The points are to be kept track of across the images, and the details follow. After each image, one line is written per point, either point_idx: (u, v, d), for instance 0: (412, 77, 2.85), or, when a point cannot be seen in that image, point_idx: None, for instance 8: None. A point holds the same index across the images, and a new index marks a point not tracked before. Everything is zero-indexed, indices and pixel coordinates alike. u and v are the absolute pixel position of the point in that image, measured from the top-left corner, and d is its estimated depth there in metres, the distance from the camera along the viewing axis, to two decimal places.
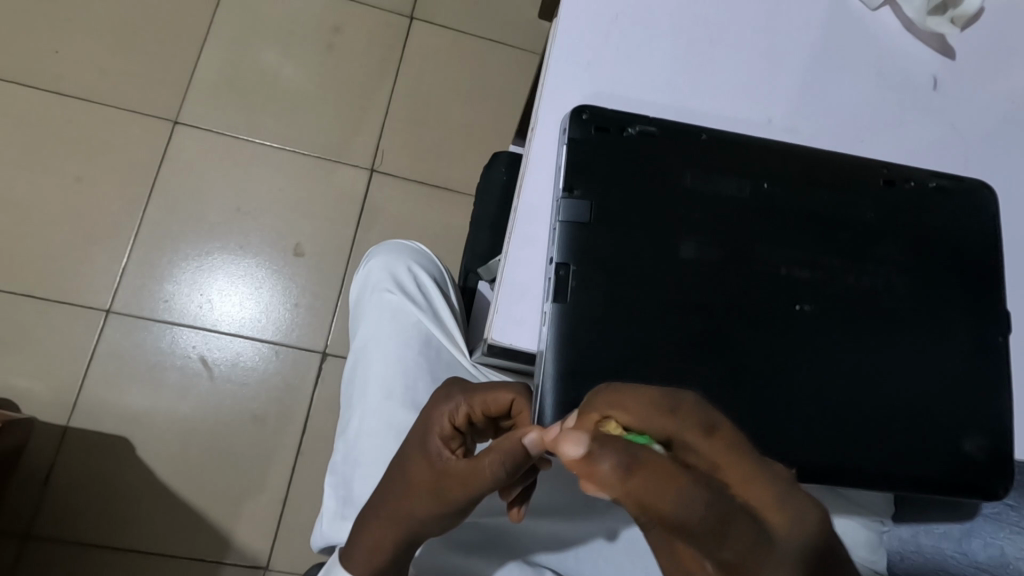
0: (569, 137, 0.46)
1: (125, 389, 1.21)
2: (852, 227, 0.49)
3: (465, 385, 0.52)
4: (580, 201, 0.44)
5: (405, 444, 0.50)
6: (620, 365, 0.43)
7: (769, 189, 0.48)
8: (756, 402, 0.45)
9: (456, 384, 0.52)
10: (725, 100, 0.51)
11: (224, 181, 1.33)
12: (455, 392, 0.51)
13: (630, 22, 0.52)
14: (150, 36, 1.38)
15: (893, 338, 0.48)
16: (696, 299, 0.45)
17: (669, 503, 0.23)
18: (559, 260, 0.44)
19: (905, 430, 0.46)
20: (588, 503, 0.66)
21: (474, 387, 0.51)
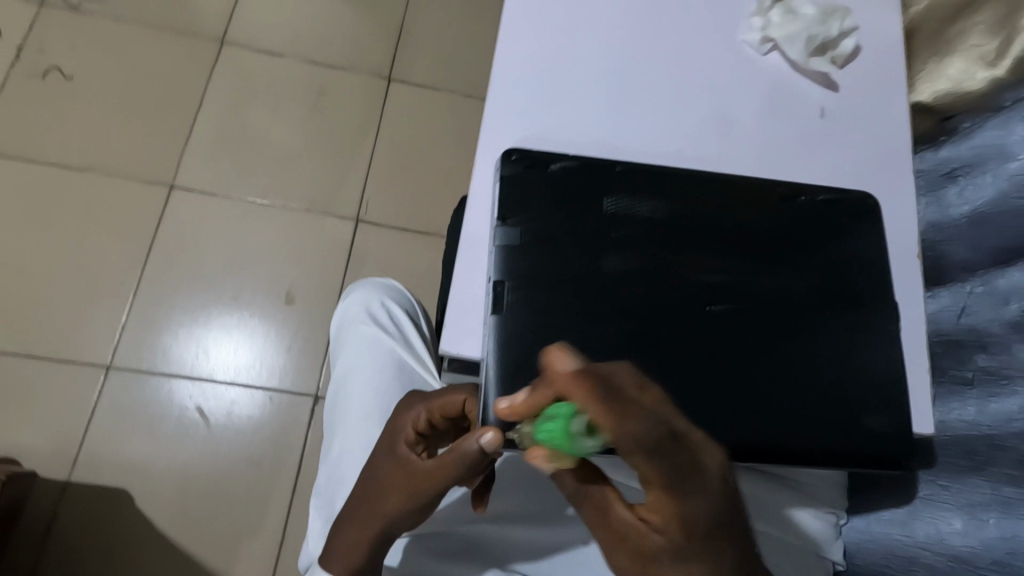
0: (501, 174, 0.54)
1: (125, 442, 1.26)
2: (754, 237, 0.56)
3: (425, 397, 0.57)
4: (513, 228, 0.52)
5: (374, 453, 0.57)
6: None
7: (678, 209, 0.55)
8: (676, 392, 0.51)
9: (417, 397, 0.58)
10: (640, 138, 0.59)
11: (218, 238, 1.42)
12: (417, 405, 0.56)
13: (552, 77, 0.60)
14: (147, 109, 1.50)
15: (796, 330, 0.54)
16: (619, 305, 0.52)
17: (627, 419, 0.35)
18: (496, 279, 0.51)
19: (819, 411, 0.53)
20: (558, 512, 0.69)
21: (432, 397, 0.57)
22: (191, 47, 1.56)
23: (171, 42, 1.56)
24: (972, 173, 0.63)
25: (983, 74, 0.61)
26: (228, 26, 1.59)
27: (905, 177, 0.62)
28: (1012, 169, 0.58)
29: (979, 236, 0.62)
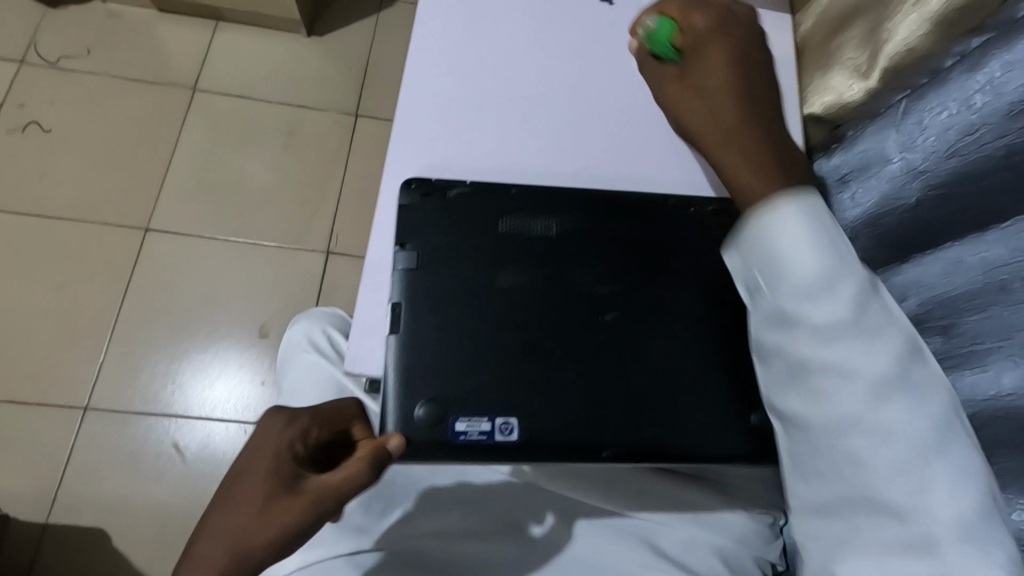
0: (401, 203, 0.57)
1: (103, 480, 1.29)
2: (646, 247, 0.59)
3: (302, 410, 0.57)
4: (412, 252, 0.55)
5: (250, 476, 0.52)
6: (449, 378, 0.52)
7: (570, 224, 0.59)
8: (571, 399, 0.53)
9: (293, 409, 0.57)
10: (538, 160, 0.62)
11: (192, 276, 1.47)
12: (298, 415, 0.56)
13: (455, 105, 0.63)
14: (123, 157, 1.56)
15: (690, 333, 0.57)
16: (513, 319, 0.55)
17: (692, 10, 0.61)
18: (395, 301, 0.54)
19: (713, 411, 0.55)
20: (516, 525, 0.67)
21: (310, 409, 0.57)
22: (165, 96, 1.63)
23: (146, 91, 1.63)
24: (860, 179, 0.65)
25: (859, 86, 0.65)
26: (199, 73, 1.66)
27: None
28: (892, 172, 0.62)
29: (873, 237, 0.65)
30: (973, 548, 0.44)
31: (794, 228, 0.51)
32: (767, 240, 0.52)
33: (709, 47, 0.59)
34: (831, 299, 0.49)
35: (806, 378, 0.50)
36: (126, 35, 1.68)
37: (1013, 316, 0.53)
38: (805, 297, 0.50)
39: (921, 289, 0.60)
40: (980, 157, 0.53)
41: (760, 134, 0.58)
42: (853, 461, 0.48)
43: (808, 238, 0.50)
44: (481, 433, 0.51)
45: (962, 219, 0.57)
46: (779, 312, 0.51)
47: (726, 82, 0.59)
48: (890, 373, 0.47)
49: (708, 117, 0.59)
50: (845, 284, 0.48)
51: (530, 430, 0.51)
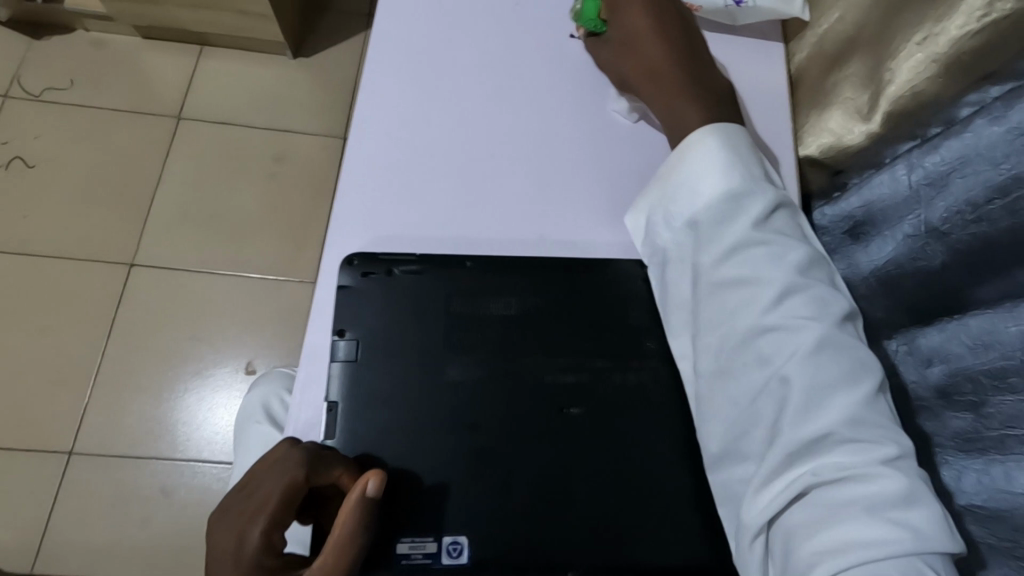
0: (340, 285, 0.51)
1: (88, 528, 1.25)
2: (617, 327, 0.53)
3: (246, 509, 0.44)
4: (352, 342, 0.50)
5: None
6: (395, 490, 0.46)
7: (535, 303, 0.53)
8: (534, 509, 0.47)
9: (236, 514, 0.45)
10: (498, 226, 0.57)
11: (177, 312, 1.42)
12: (246, 524, 0.44)
13: (407, 165, 0.58)
14: (107, 189, 1.52)
15: (664, 427, 0.50)
16: (470, 418, 0.49)
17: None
18: (332, 400, 0.48)
19: (694, 518, 0.48)
20: None
21: (254, 505, 0.44)
22: (149, 124, 1.59)
23: (129, 120, 1.59)
24: (874, 231, 0.58)
25: (860, 129, 0.58)
26: (183, 100, 1.61)
27: None
28: (906, 230, 0.55)
29: (887, 296, 0.58)
30: (867, 441, 0.43)
31: (709, 152, 0.53)
32: (689, 164, 0.53)
33: (631, 5, 0.59)
34: (744, 211, 0.51)
35: (721, 285, 0.49)
36: (110, 64, 1.63)
37: None
38: (722, 213, 0.51)
39: (947, 359, 0.52)
40: (1010, 225, 0.46)
41: (693, 78, 0.57)
42: (766, 369, 0.46)
43: (725, 159, 0.53)
44: (426, 555, 0.45)
45: (991, 289, 0.49)
46: (698, 231, 0.52)
47: (655, 33, 0.58)
48: (796, 275, 0.48)
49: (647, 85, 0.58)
50: (758, 199, 0.51)
51: (481, 548, 0.45)
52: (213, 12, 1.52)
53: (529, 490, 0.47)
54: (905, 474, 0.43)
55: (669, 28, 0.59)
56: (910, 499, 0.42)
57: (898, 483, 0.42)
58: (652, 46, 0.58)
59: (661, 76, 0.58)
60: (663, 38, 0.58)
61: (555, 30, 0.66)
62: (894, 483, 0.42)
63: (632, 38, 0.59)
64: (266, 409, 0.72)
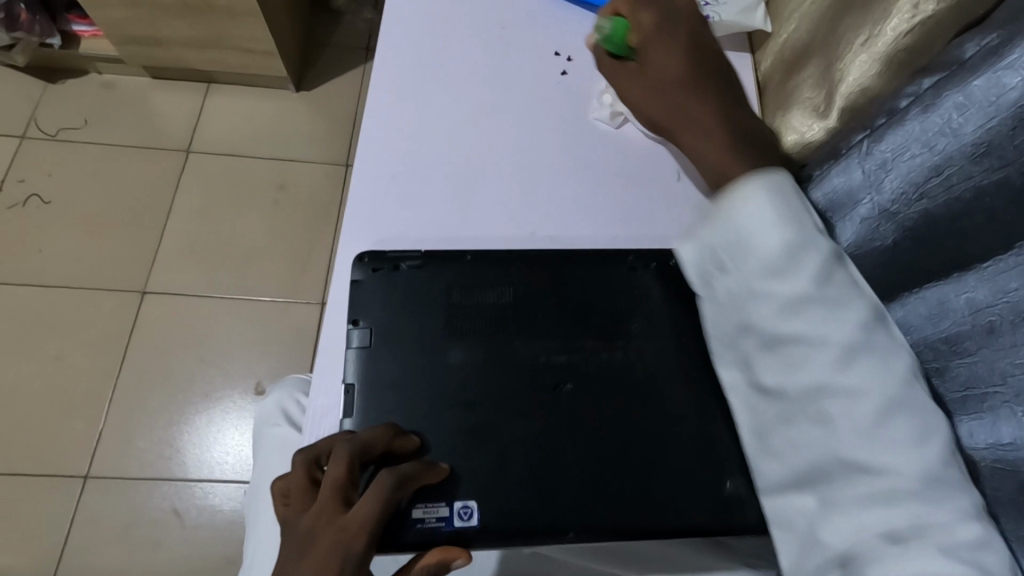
0: (354, 279, 0.57)
1: (103, 551, 1.28)
2: (602, 310, 0.57)
3: (338, 527, 0.43)
4: (365, 328, 0.55)
5: None
6: None
7: (525, 292, 0.57)
8: (529, 478, 0.51)
9: (324, 536, 0.43)
10: (497, 224, 0.62)
11: (189, 335, 1.47)
12: (345, 543, 0.43)
13: (410, 174, 0.64)
14: (120, 221, 1.58)
15: (649, 398, 0.54)
16: (470, 397, 0.53)
17: (640, 9, 0.62)
18: (348, 381, 0.53)
19: (678, 478, 0.51)
20: None
21: (349, 522, 0.43)
22: (160, 158, 1.66)
23: (140, 156, 1.66)
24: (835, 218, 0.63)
25: (818, 125, 0.64)
26: (191, 135, 1.69)
27: None
28: (863, 212, 0.59)
29: None
30: (940, 497, 0.41)
31: (754, 195, 0.46)
32: (736, 219, 0.46)
33: (660, 34, 0.60)
34: (801, 262, 0.44)
35: (778, 344, 0.45)
36: (121, 104, 1.72)
37: (1000, 363, 0.49)
38: (776, 263, 0.45)
39: (909, 329, 0.56)
40: (948, 200, 0.51)
41: (719, 107, 0.58)
42: (829, 429, 0.44)
43: (778, 211, 0.45)
44: (440, 518, 0.49)
45: (939, 262, 0.54)
46: (744, 286, 0.46)
47: (683, 62, 0.59)
48: (858, 332, 0.44)
49: (675, 110, 0.58)
50: (814, 248, 0.44)
51: (490, 514, 0.49)
52: (219, 51, 1.61)
53: (528, 465, 0.51)
54: (975, 519, 0.41)
55: (698, 56, 0.60)
56: (982, 545, 0.40)
57: (972, 532, 0.40)
58: (679, 74, 0.59)
59: (689, 106, 0.58)
60: (691, 68, 0.59)
61: (538, 50, 0.72)
62: (968, 532, 0.40)
63: (660, 65, 0.59)
64: (282, 410, 0.76)
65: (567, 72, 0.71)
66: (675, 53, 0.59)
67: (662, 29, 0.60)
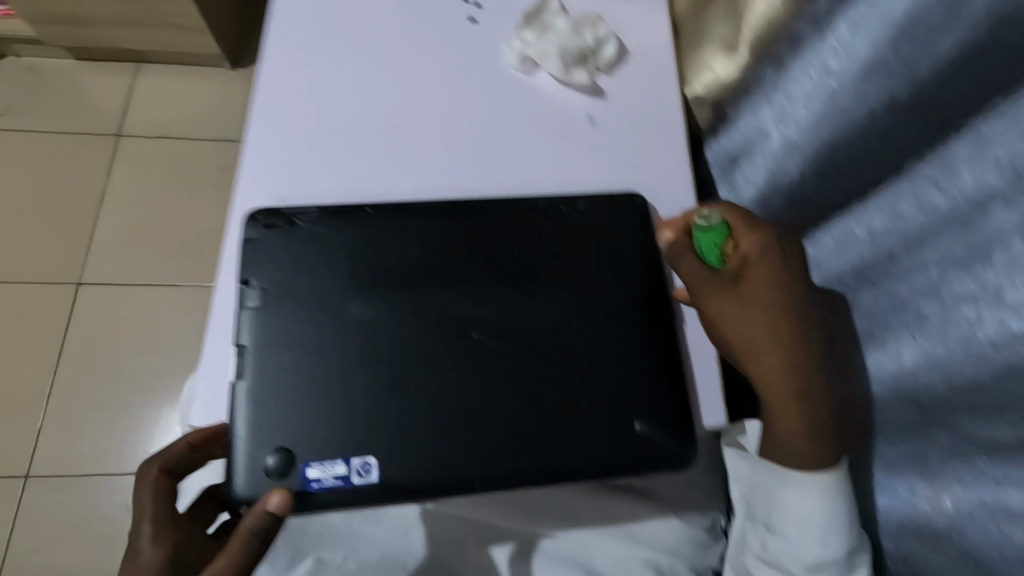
0: (245, 237, 0.54)
1: (27, 559, 1.15)
2: (514, 259, 0.55)
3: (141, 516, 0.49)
4: (257, 287, 0.52)
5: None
6: (303, 427, 0.48)
7: (432, 245, 0.55)
8: (433, 432, 0.49)
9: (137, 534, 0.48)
10: (401, 176, 0.60)
11: (112, 321, 1.31)
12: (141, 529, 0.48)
13: (308, 127, 0.61)
14: (30, 205, 1.41)
15: (561, 346, 0.52)
16: (372, 352, 0.51)
17: (745, 220, 0.54)
18: (240, 343, 0.50)
19: (586, 421, 0.50)
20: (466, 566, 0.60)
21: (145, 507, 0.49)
22: (75, 138, 1.46)
23: (49, 133, 1.46)
24: (747, 159, 0.63)
25: (731, 63, 0.62)
26: (122, 118, 1.49)
27: (665, 169, 0.63)
28: (774, 146, 0.59)
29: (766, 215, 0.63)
30: None
31: (816, 499, 0.50)
32: (789, 500, 0.51)
33: (765, 264, 0.53)
34: (832, 563, 0.50)
35: None
36: (40, 88, 1.51)
37: (904, 289, 0.49)
38: (813, 557, 0.51)
39: (822, 266, 0.57)
40: (849, 127, 0.50)
41: (817, 383, 0.50)
42: None
43: (826, 524, 0.50)
44: (337, 477, 0.47)
45: (844, 191, 0.54)
46: (774, 551, 0.53)
47: (781, 307, 0.51)
48: None
49: (765, 367, 0.51)
50: (846, 558, 0.50)
51: (392, 468, 0.48)
52: (144, 30, 1.42)
53: (433, 420, 0.49)
54: None
55: (803, 303, 0.52)
56: None
57: None
58: (774, 315, 0.51)
59: (788, 371, 0.50)
60: (794, 317, 0.51)
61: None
62: None
63: (751, 292, 0.52)
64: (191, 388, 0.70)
65: (476, 19, 0.68)
66: (773, 289, 0.52)
67: (765, 256, 0.53)
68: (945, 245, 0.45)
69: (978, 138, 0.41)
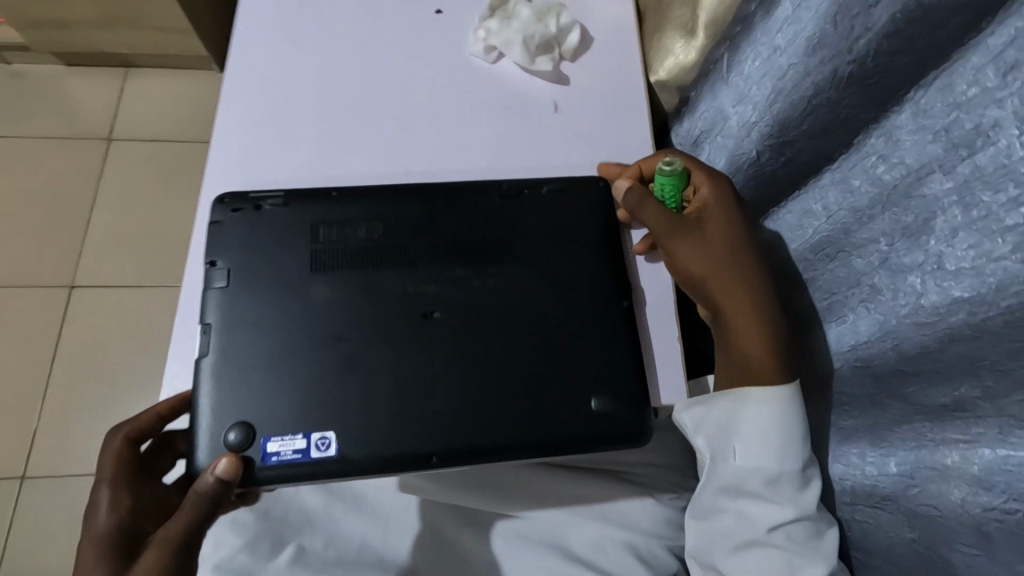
0: (212, 221, 0.55)
1: (19, 561, 1.16)
2: (475, 240, 0.56)
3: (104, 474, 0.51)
4: (223, 268, 0.53)
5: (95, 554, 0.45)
6: (264, 404, 0.50)
7: (395, 227, 0.56)
8: (391, 407, 0.50)
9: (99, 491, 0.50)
10: (368, 163, 0.61)
11: (103, 325, 1.32)
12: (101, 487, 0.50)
13: (276, 118, 0.62)
14: (19, 208, 1.42)
15: (519, 324, 0.53)
16: (333, 331, 0.52)
17: (703, 168, 0.58)
18: (206, 323, 0.52)
19: (542, 396, 0.51)
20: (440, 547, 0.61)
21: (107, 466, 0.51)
22: (62, 140, 1.48)
23: (39, 137, 1.48)
24: (709, 140, 0.64)
25: (690, 46, 0.63)
26: (113, 121, 1.50)
27: (629, 153, 0.64)
28: (733, 126, 0.60)
29: None
30: None
31: (767, 410, 0.50)
32: (742, 417, 0.51)
33: (722, 205, 0.56)
34: (785, 476, 0.50)
35: (739, 510, 0.51)
36: (29, 95, 1.51)
37: (858, 262, 0.49)
38: (766, 470, 0.50)
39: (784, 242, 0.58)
40: (800, 104, 0.51)
41: (771, 312, 0.54)
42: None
43: (778, 435, 0.50)
44: (297, 451, 0.49)
45: (802, 169, 0.55)
46: (731, 475, 0.52)
47: (737, 242, 0.55)
48: (808, 542, 0.50)
49: (724, 295, 0.54)
50: (797, 472, 0.50)
51: (348, 443, 0.49)
52: (130, 31, 1.41)
53: (391, 396, 0.50)
54: None
55: (755, 241, 0.56)
56: None
57: None
58: (730, 247, 0.55)
59: (744, 297, 0.54)
60: (748, 250, 0.55)
61: None
62: None
63: (711, 229, 0.56)
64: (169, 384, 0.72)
65: (441, 11, 0.69)
66: (729, 226, 0.56)
67: (722, 197, 0.57)
68: (892, 216, 0.45)
69: (917, 107, 0.42)
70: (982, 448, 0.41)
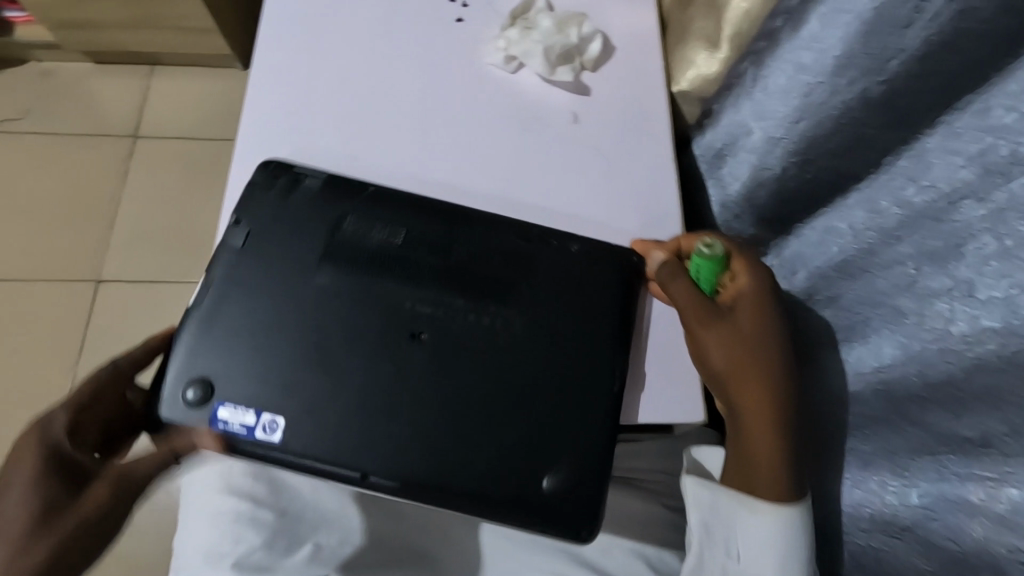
0: (253, 179, 0.58)
1: None
2: (488, 259, 0.56)
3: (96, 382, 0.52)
4: (244, 228, 0.56)
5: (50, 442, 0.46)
6: (233, 374, 0.51)
7: (410, 238, 0.56)
8: (351, 409, 0.51)
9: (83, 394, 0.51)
10: (385, 171, 0.61)
11: (129, 322, 1.35)
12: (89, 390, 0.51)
13: (296, 125, 0.63)
14: (49, 204, 1.45)
15: (500, 370, 0.52)
16: (327, 323, 0.53)
17: (745, 255, 0.55)
18: (211, 273, 0.54)
19: (490, 427, 0.51)
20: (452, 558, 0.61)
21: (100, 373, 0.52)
22: (91, 138, 1.50)
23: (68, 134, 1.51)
24: (732, 155, 0.63)
25: (711, 57, 0.63)
26: (139, 119, 1.52)
27: (649, 166, 0.63)
28: (755, 141, 0.58)
29: (754, 213, 0.62)
30: None
31: (773, 526, 0.50)
32: (747, 526, 0.52)
33: (759, 301, 0.54)
34: None
35: None
36: (60, 93, 1.54)
37: (883, 283, 0.48)
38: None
39: (807, 261, 0.57)
40: (825, 120, 0.50)
41: (794, 422, 0.52)
42: None
43: (781, 552, 0.50)
44: (243, 425, 0.50)
45: (826, 187, 0.53)
46: None
47: (769, 342, 0.53)
48: None
49: (746, 395, 0.52)
50: None
51: (295, 442, 0.50)
52: (158, 31, 1.43)
53: (352, 400, 0.51)
54: None
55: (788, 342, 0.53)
56: None
57: None
58: (760, 347, 0.53)
59: (767, 403, 0.52)
60: (779, 352, 0.53)
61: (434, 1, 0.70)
62: None
63: (744, 324, 0.53)
64: None
65: (462, 19, 0.69)
66: (763, 324, 0.53)
67: (761, 292, 0.54)
68: (919, 238, 0.44)
69: (949, 130, 0.41)
70: (1009, 488, 0.39)
